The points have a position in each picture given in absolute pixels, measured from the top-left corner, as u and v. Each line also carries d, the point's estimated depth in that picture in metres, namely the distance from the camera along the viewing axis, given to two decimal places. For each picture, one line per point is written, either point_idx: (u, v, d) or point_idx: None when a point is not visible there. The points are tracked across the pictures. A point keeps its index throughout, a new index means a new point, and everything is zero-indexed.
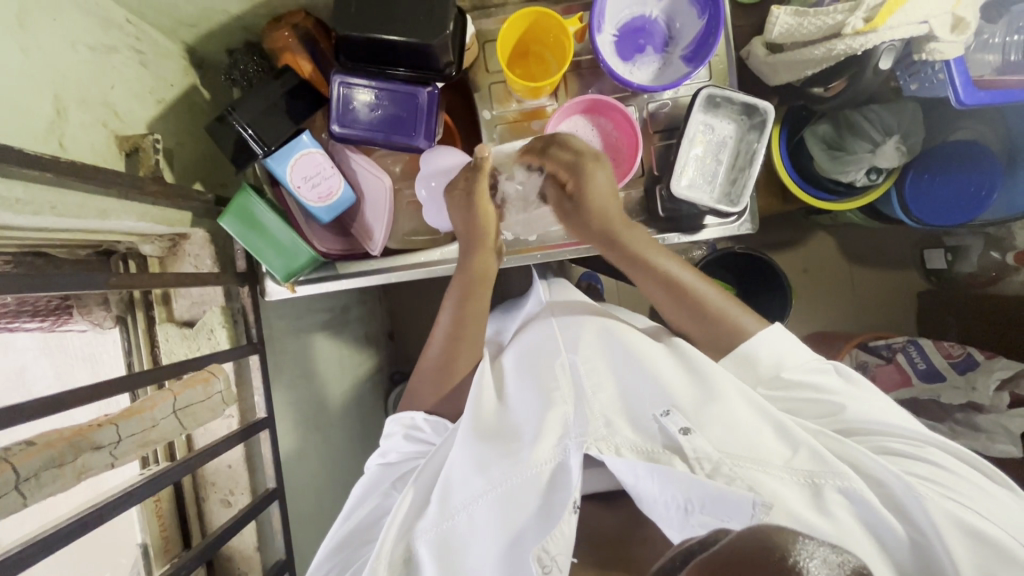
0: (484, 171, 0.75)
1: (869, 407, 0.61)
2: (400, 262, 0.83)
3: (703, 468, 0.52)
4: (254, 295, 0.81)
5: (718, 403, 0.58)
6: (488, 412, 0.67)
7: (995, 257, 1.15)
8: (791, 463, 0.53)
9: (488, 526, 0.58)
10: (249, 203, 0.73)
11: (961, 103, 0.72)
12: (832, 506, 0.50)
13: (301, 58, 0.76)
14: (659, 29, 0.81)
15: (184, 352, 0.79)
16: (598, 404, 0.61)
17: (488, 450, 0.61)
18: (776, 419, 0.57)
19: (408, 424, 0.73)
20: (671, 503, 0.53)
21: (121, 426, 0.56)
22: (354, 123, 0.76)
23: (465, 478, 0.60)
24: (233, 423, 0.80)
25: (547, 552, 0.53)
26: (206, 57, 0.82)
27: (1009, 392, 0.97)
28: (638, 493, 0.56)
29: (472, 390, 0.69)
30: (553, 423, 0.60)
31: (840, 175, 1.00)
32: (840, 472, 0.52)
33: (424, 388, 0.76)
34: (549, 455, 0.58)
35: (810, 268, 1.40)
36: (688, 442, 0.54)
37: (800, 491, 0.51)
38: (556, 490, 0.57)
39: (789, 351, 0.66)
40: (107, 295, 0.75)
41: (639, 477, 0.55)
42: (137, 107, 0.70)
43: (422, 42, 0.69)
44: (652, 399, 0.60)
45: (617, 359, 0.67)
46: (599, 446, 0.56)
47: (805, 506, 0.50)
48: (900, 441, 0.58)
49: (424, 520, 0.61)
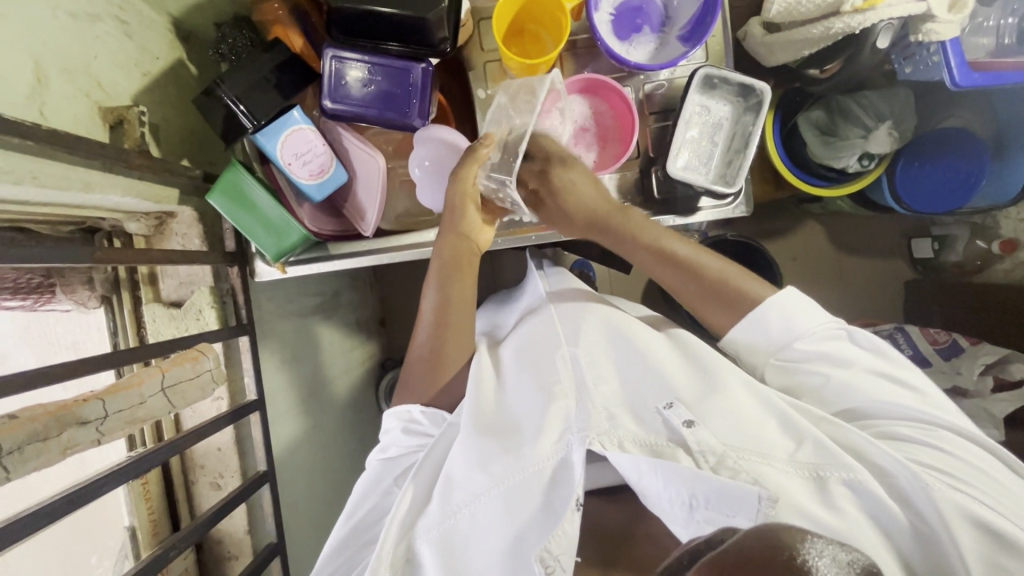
0: (478, 159, 0.72)
1: (872, 389, 0.60)
2: (392, 244, 0.82)
3: (708, 461, 0.52)
4: (243, 275, 0.79)
5: (721, 395, 0.60)
6: (489, 404, 0.67)
7: (981, 246, 1.19)
8: (794, 457, 0.54)
9: (494, 526, 0.57)
10: (238, 180, 0.71)
11: (956, 85, 0.72)
12: (839, 500, 0.52)
13: (292, 32, 0.75)
14: (656, 9, 0.81)
15: (172, 333, 0.77)
16: (599, 398, 0.61)
17: (489, 443, 0.61)
18: (781, 411, 0.58)
19: (407, 419, 0.72)
20: (675, 500, 0.52)
21: (108, 401, 0.55)
22: (346, 99, 0.74)
23: (465, 474, 0.60)
24: (223, 404, 0.79)
25: (549, 553, 0.52)
26: (192, 31, 0.80)
27: (993, 376, 0.99)
28: (642, 490, 0.55)
29: (472, 380, 0.69)
30: (556, 418, 0.60)
31: (833, 160, 1.00)
32: (846, 465, 0.53)
33: (419, 379, 0.74)
34: (551, 450, 0.58)
35: (800, 257, 1.41)
36: (692, 435, 0.54)
37: (805, 486, 0.53)
38: (559, 486, 0.57)
39: (801, 313, 0.65)
40: (91, 274, 0.73)
41: (643, 474, 0.54)
42: (122, 78, 0.68)
43: (415, 16, 0.68)
44: (654, 394, 0.61)
45: (619, 352, 0.68)
46: (602, 441, 0.56)
47: (810, 500, 0.51)
48: (905, 425, 0.58)
49: (426, 518, 0.61)
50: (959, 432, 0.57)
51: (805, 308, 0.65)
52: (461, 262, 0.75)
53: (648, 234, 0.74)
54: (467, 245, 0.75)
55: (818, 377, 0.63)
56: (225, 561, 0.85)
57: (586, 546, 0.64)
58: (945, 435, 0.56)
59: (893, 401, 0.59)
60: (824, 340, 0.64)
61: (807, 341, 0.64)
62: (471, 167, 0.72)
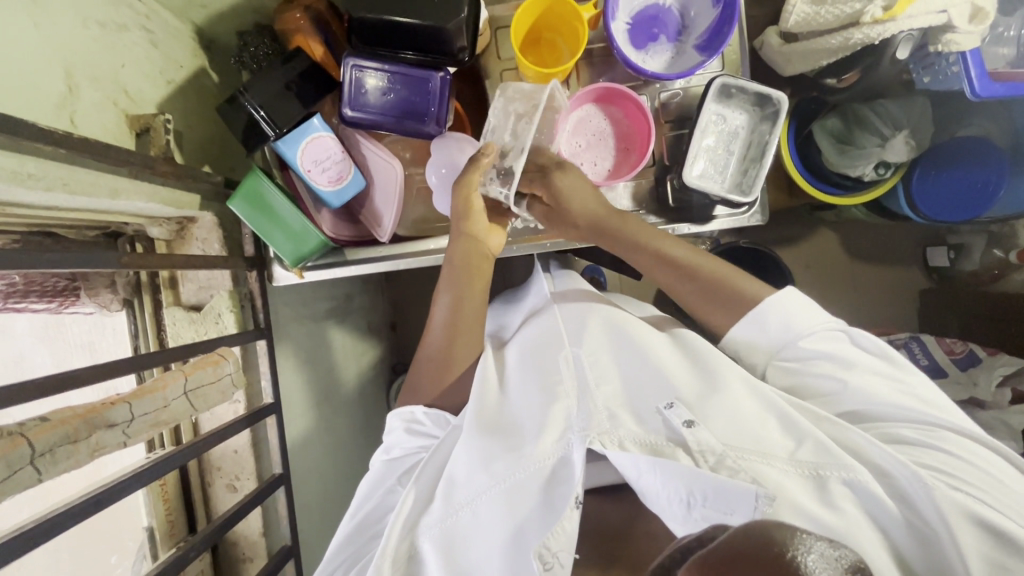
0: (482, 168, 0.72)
1: (875, 390, 0.60)
2: (408, 249, 0.83)
3: (707, 461, 0.52)
4: (261, 280, 0.81)
5: (722, 396, 0.60)
6: (491, 403, 0.67)
7: (998, 254, 1.17)
8: (795, 456, 0.54)
9: (493, 523, 0.58)
10: (259, 187, 0.72)
11: (976, 95, 0.72)
12: (838, 499, 0.51)
13: (313, 41, 0.76)
14: (673, 18, 0.81)
15: (192, 336, 0.78)
16: (601, 398, 0.62)
17: (489, 442, 0.62)
18: (782, 412, 0.58)
19: (407, 419, 0.72)
20: (673, 497, 0.52)
21: (134, 404, 0.56)
22: (365, 107, 0.75)
23: (467, 474, 0.61)
24: (240, 407, 0.80)
25: (548, 550, 0.52)
26: (214, 39, 0.81)
27: (1010, 388, 0.99)
28: (642, 490, 0.55)
29: (477, 379, 0.70)
30: (557, 417, 0.61)
31: (849, 169, 1.00)
32: (846, 465, 0.53)
33: (422, 380, 0.75)
34: (552, 450, 0.59)
35: (812, 264, 1.41)
36: (692, 435, 0.55)
37: (804, 484, 0.52)
38: (557, 485, 0.57)
39: (798, 314, 0.65)
40: (114, 278, 0.74)
41: (642, 473, 0.54)
42: (147, 86, 0.69)
43: (435, 25, 0.69)
44: (655, 394, 0.61)
45: (620, 353, 0.68)
46: (602, 441, 0.56)
47: (808, 498, 0.51)
48: (906, 428, 0.58)
49: (429, 516, 0.61)
50: (960, 432, 0.56)
51: (804, 306, 0.65)
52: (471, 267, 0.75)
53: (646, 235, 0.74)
54: (480, 250, 0.75)
55: (829, 382, 0.62)
56: (240, 562, 0.85)
57: (586, 545, 0.64)
58: (944, 435, 0.56)
59: (892, 402, 0.59)
60: (826, 340, 0.64)
61: (813, 341, 0.64)
62: (476, 173, 0.72)
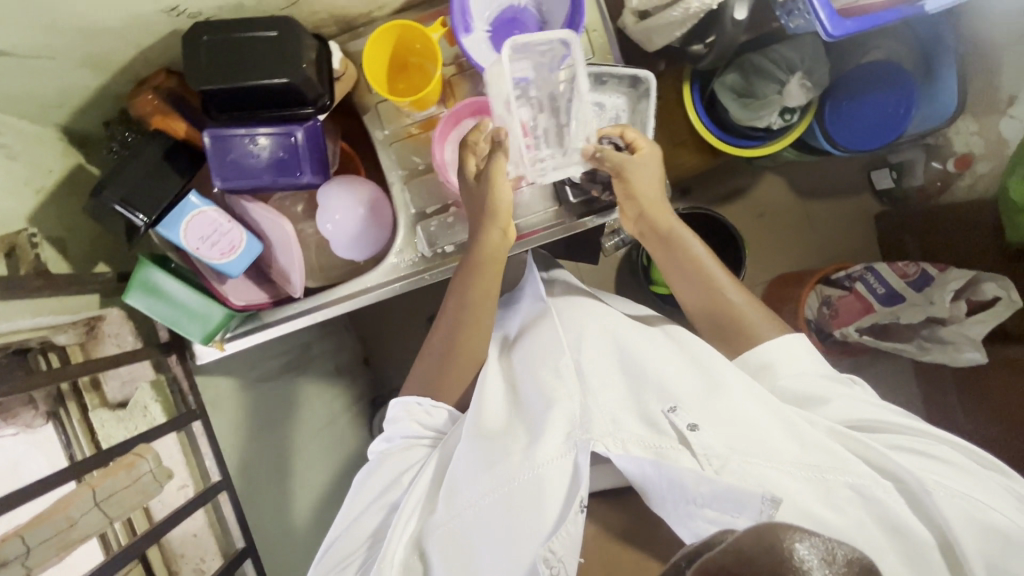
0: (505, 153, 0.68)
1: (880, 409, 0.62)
2: (324, 300, 0.82)
3: (711, 465, 0.53)
4: (183, 361, 0.83)
5: (720, 397, 0.60)
6: (492, 414, 0.67)
7: (938, 166, 1.21)
8: (801, 458, 0.55)
9: (496, 532, 0.57)
10: (150, 275, 0.72)
11: (831, 36, 0.71)
12: (843, 502, 0.53)
13: (172, 119, 0.74)
14: (530, 16, 0.80)
15: (125, 435, 0.76)
16: (599, 402, 0.61)
17: (492, 449, 0.61)
18: (787, 416, 0.59)
19: (413, 408, 0.74)
20: (681, 501, 0.54)
21: (28, 535, 0.55)
22: (238, 170, 0.73)
23: (468, 481, 0.60)
24: (190, 490, 0.81)
25: (553, 554, 0.54)
26: (86, 133, 0.80)
27: (965, 300, 1.02)
28: (646, 491, 0.57)
29: (477, 389, 0.71)
30: (557, 422, 0.60)
31: (755, 120, 1.00)
32: (850, 468, 0.54)
33: (426, 374, 0.76)
34: (556, 452, 0.58)
35: (764, 212, 1.37)
36: (696, 437, 0.55)
37: (810, 487, 0.54)
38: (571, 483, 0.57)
39: (801, 361, 0.67)
40: (31, 395, 0.70)
41: (646, 473, 0.56)
42: (13, 200, 0.68)
43: (286, 82, 0.68)
44: (656, 396, 0.61)
45: (622, 365, 0.66)
46: (606, 442, 0.57)
47: (816, 503, 0.52)
48: (908, 436, 0.60)
49: (433, 517, 0.61)
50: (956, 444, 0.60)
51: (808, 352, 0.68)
52: (482, 261, 0.72)
53: (692, 247, 0.76)
54: (495, 241, 0.72)
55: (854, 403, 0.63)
56: None
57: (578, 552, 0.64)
58: (945, 447, 0.59)
59: (897, 419, 0.61)
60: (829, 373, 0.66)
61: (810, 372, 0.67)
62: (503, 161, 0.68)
